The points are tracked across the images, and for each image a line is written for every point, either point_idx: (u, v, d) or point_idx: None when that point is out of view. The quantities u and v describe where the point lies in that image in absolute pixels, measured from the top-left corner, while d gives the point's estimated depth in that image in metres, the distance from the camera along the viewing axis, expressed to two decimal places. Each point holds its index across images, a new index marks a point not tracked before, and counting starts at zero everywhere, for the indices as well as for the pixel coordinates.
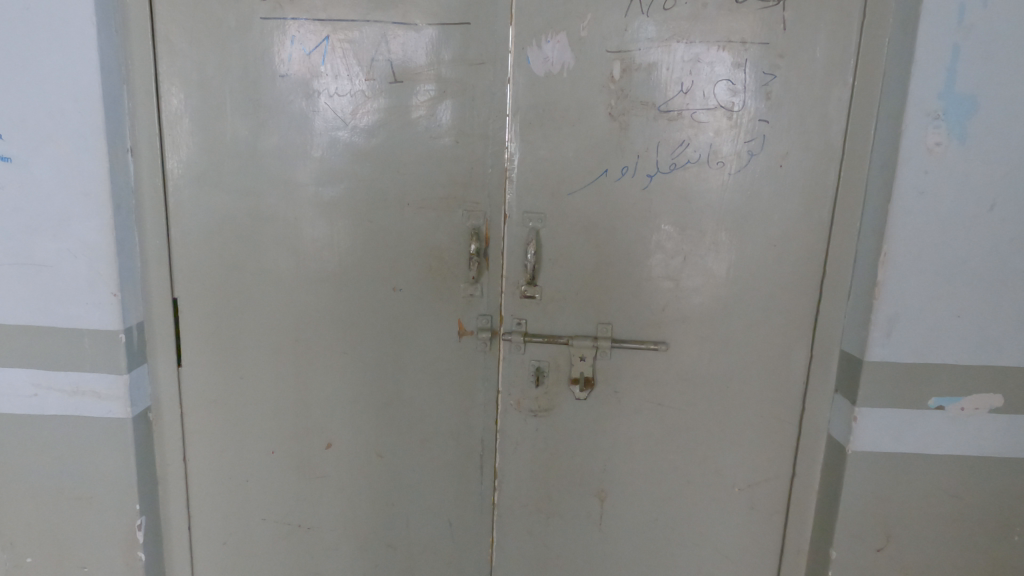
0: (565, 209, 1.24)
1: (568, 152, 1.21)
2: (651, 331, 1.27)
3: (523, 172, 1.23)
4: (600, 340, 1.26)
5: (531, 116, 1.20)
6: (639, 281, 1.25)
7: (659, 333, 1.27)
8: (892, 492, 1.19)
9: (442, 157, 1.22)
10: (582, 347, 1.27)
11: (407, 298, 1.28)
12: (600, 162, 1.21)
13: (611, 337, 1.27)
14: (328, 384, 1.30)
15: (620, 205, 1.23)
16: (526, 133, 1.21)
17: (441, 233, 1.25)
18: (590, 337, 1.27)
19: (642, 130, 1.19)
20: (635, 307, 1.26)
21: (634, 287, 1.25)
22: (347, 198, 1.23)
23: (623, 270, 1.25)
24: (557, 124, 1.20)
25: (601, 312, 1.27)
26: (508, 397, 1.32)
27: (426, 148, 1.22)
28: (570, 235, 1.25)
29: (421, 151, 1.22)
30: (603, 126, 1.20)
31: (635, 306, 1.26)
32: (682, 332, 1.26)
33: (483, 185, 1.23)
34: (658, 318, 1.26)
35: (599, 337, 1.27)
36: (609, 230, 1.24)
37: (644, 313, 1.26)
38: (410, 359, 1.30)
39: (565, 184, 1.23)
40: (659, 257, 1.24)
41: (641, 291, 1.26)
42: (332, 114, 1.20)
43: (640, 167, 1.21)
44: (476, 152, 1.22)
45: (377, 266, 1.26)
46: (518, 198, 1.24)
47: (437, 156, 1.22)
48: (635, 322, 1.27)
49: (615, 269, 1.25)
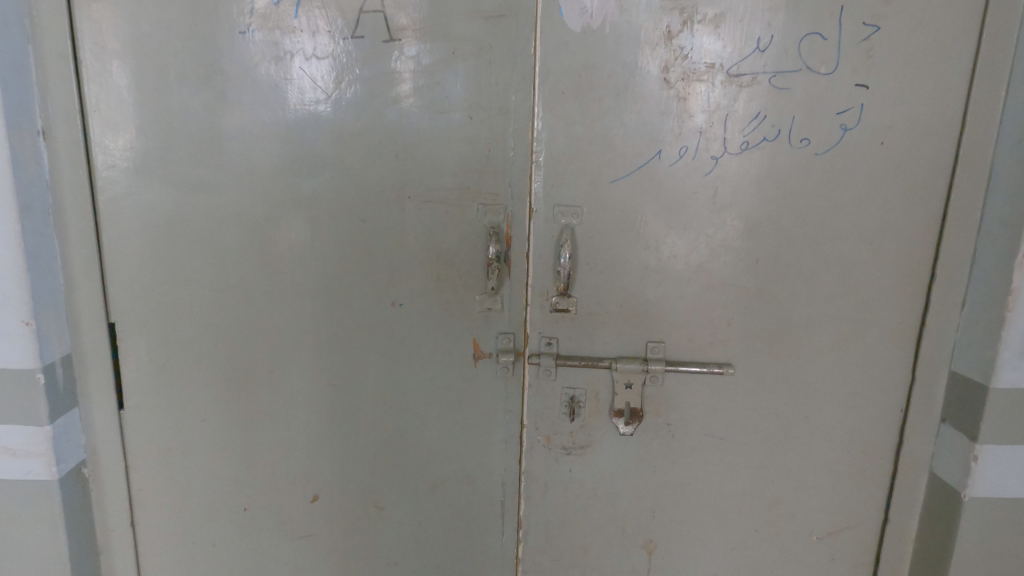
0: (607, 201, 0.99)
1: (611, 129, 0.97)
2: (713, 349, 1.03)
3: (554, 156, 0.98)
4: (651, 363, 1.02)
5: (564, 84, 0.95)
6: (699, 288, 1.01)
7: (722, 353, 1.03)
8: (1014, 543, 0.98)
9: (450, 137, 0.96)
10: (629, 371, 1.03)
11: (409, 316, 1.02)
12: (652, 141, 0.96)
13: (664, 358, 1.03)
14: (313, 423, 1.05)
15: (676, 195, 0.98)
16: (557, 105, 0.96)
17: (450, 235, 1.00)
18: (638, 360, 1.03)
19: (705, 101, 0.94)
20: (694, 321, 1.02)
21: (692, 297, 1.01)
22: (331, 191, 0.97)
23: (679, 275, 1.01)
24: (597, 94, 0.95)
25: (651, 328, 1.03)
26: (536, 431, 1.08)
27: (430, 126, 0.96)
28: (613, 234, 1.00)
29: (424, 130, 0.96)
30: (655, 95, 0.95)
31: (694, 319, 1.02)
32: (751, 351, 1.02)
33: (503, 172, 0.98)
34: (722, 335, 1.02)
35: (649, 359, 1.03)
36: (662, 226, 0.99)
37: (705, 328, 1.02)
38: (414, 389, 1.05)
39: (607, 170, 0.98)
40: (724, 260, 1.00)
41: (703, 301, 1.01)
42: (308, 84, 0.93)
43: (703, 147, 0.96)
44: (494, 131, 0.96)
45: (370, 277, 1.00)
46: (548, 188, 0.99)
47: (445, 137, 0.96)
48: (694, 341, 1.03)
49: (669, 275, 1.01)
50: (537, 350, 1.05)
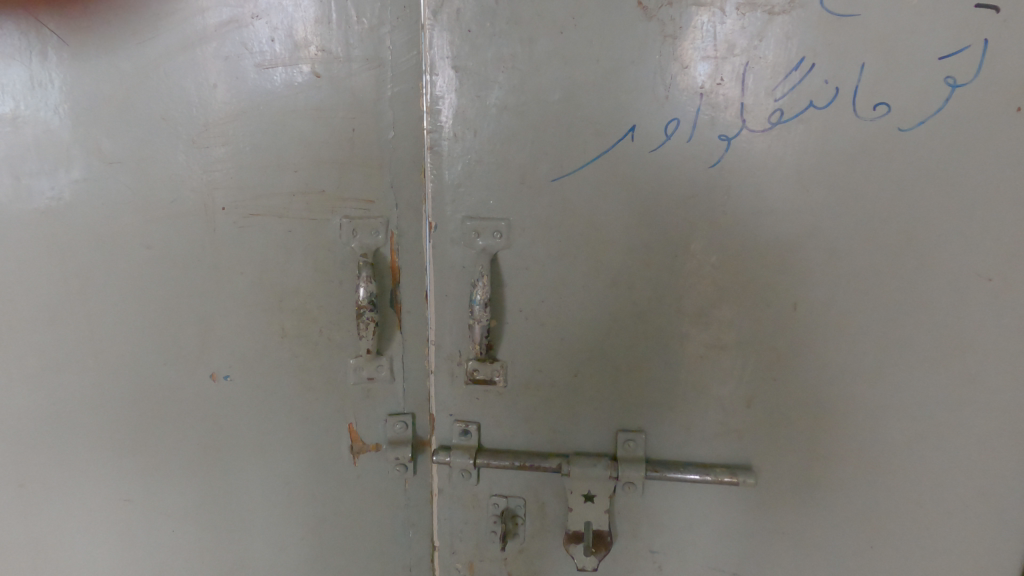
0: (549, 212, 0.61)
1: (552, 92, 0.58)
2: (722, 443, 0.65)
3: (461, 139, 0.60)
4: (622, 469, 0.64)
5: (470, 18, 0.57)
6: (699, 350, 0.63)
7: (736, 451, 0.65)
8: None
9: (282, 109, 0.59)
10: (589, 479, 0.66)
11: (239, 393, 0.65)
12: (619, 112, 0.58)
13: (645, 456, 0.66)
14: (94, 548, 0.70)
15: (661, 201, 0.60)
16: (461, 52, 0.58)
17: (296, 267, 0.63)
18: (603, 461, 0.66)
19: (710, 40, 0.56)
20: (691, 400, 0.64)
21: (686, 363, 0.64)
22: (88, 195, 0.61)
23: (667, 328, 0.63)
24: (526, 32, 0.57)
25: (623, 409, 0.66)
26: (452, 556, 0.72)
27: (244, 90, 0.59)
28: (560, 264, 0.63)
29: (234, 97, 0.59)
30: (623, 33, 0.56)
31: (691, 397, 0.64)
32: (780, 447, 0.64)
33: (378, 165, 0.61)
34: (735, 424, 0.64)
35: (620, 460, 0.66)
36: (638, 251, 0.61)
37: (708, 412, 0.64)
38: (255, 502, 0.69)
39: (548, 161, 0.60)
40: (740, 305, 0.62)
41: (705, 369, 0.64)
42: (30, 28, 0.58)
43: (705, 121, 0.57)
44: (357, 97, 0.59)
45: (171, 334, 0.64)
46: (453, 190, 0.62)
47: (273, 108, 0.59)
48: (691, 431, 0.65)
49: (651, 328, 0.63)
50: (449, 438, 0.68)
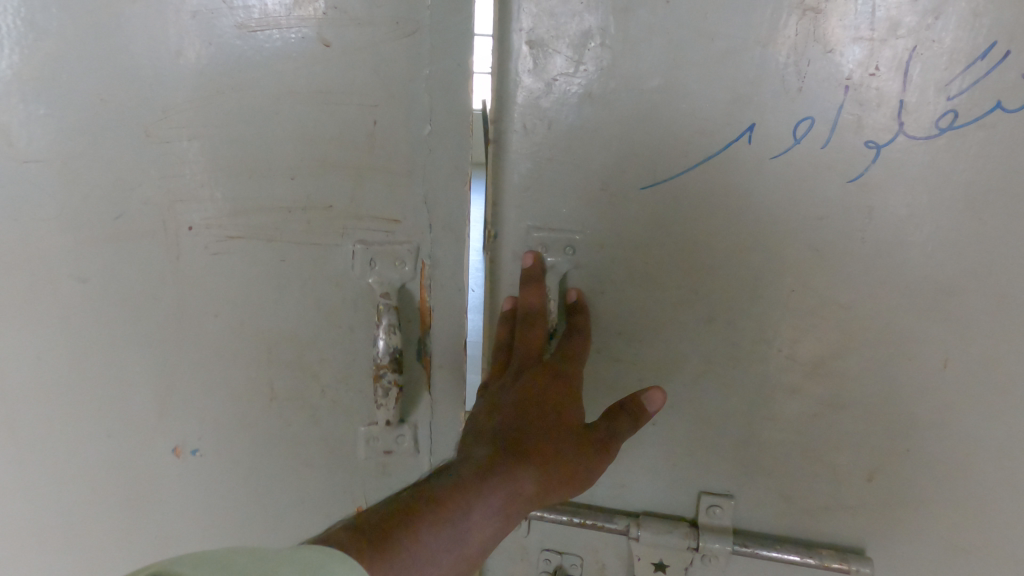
0: (634, 228, 0.50)
1: (644, 76, 0.46)
2: (834, 517, 0.53)
3: (529, 131, 0.49)
4: (701, 540, 0.54)
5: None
6: (814, 407, 0.51)
7: (853, 530, 0.53)
8: None
9: (279, 83, 0.43)
10: (661, 548, 0.55)
11: (228, 446, 0.52)
12: (735, 104, 0.45)
13: (733, 526, 0.55)
14: None
15: (780, 220, 0.47)
16: (536, 22, 0.46)
17: (294, 304, 0.47)
18: (681, 527, 0.55)
19: (869, 13, 0.42)
20: (798, 461, 0.52)
21: (792, 420, 0.51)
22: (43, 191, 0.49)
23: (777, 378, 0.51)
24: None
25: (710, 466, 0.54)
26: None
27: (220, 53, 0.43)
28: (643, 290, 0.51)
29: (207, 63, 0.44)
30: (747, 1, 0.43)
31: (797, 459, 0.52)
32: (910, 532, 0.52)
33: (407, 169, 0.44)
34: (851, 495, 0.52)
35: (702, 528, 0.55)
36: (745, 279, 0.49)
37: (817, 479, 0.52)
38: None
39: (637, 165, 0.48)
40: (872, 355, 0.49)
41: (819, 428, 0.51)
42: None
43: (849, 121, 0.44)
44: (383, 73, 0.42)
45: (149, 377, 0.52)
46: (514, 192, 0.50)
47: (265, 83, 0.43)
48: (795, 499, 0.53)
49: (756, 374, 0.51)
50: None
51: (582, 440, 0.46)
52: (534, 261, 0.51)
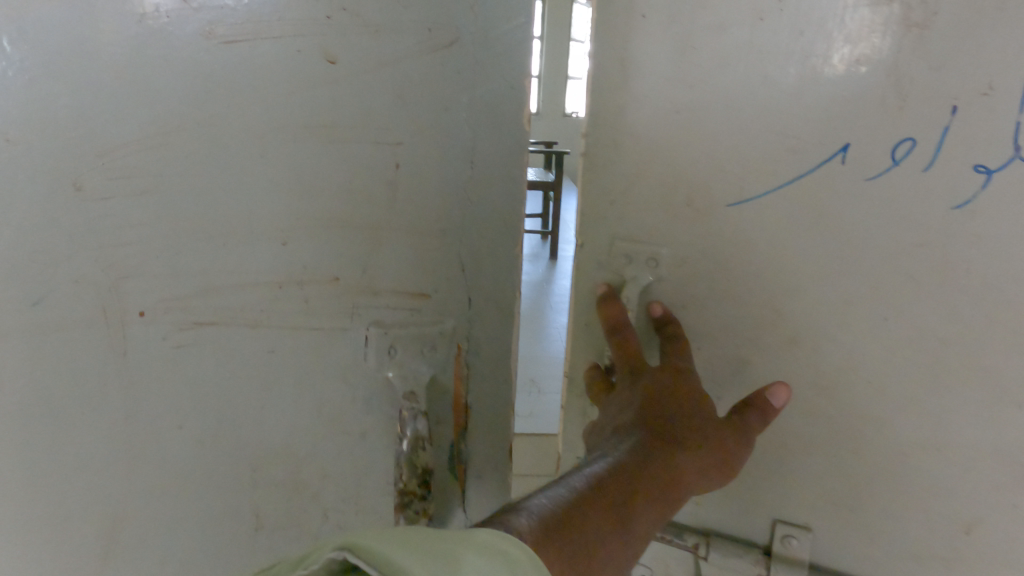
0: (721, 236, 0.62)
1: (722, 115, 0.59)
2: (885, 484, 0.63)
3: (625, 151, 0.63)
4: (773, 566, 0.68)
5: (670, 33, 0.59)
6: (873, 387, 0.61)
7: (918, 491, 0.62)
8: None
9: (302, 92, 0.54)
10: (728, 568, 0.70)
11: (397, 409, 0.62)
12: (827, 129, 0.56)
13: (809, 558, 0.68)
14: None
15: (873, 227, 0.57)
16: (662, 60, 0.60)
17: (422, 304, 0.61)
18: (752, 554, 0.69)
19: (970, 45, 0.50)
20: (823, 428, 0.64)
21: (857, 398, 0.62)
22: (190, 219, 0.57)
23: (839, 361, 0.61)
24: (715, 56, 0.57)
25: (784, 432, 0.66)
26: None
27: (240, 61, 0.53)
28: (706, 290, 0.64)
29: (221, 71, 0.53)
30: (792, 55, 0.55)
31: (837, 421, 0.63)
32: (966, 485, 0.60)
33: (418, 227, 0.58)
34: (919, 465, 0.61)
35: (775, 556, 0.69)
36: (786, 275, 0.61)
37: (882, 445, 0.62)
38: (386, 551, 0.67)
39: (718, 191, 0.61)
40: (925, 342, 0.58)
41: (841, 400, 0.62)
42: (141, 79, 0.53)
43: (955, 143, 0.53)
44: (477, 103, 0.57)
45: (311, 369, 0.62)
46: (599, 214, 0.67)
47: (280, 94, 0.54)
48: (856, 466, 0.64)
49: (793, 357, 0.63)
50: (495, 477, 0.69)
51: (697, 425, 0.60)
52: (607, 288, 0.67)
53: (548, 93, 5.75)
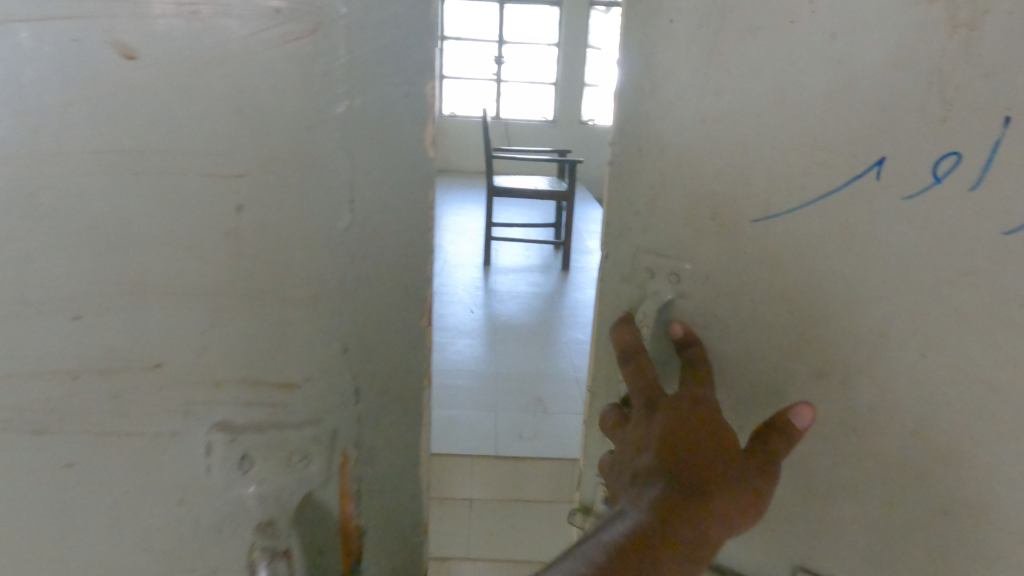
0: (747, 251, 0.58)
1: (747, 126, 0.55)
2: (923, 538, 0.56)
3: (648, 161, 0.61)
4: None
5: (693, 39, 0.56)
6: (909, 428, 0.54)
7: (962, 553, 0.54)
8: None
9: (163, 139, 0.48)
10: None
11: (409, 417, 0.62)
12: (859, 143, 0.50)
13: None
14: None
15: (909, 252, 0.51)
16: (686, 69, 0.57)
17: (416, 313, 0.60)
18: None
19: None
20: (853, 469, 0.58)
21: (892, 438, 0.55)
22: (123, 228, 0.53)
23: (872, 395, 0.55)
24: (741, 64, 0.54)
25: (813, 464, 0.60)
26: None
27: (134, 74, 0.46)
28: (731, 307, 0.61)
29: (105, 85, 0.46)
30: (815, 67, 0.51)
31: (871, 460, 0.57)
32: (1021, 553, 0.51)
33: (298, 302, 0.56)
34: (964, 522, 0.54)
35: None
36: (815, 296, 0.56)
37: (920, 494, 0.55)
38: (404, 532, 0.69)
39: (742, 204, 0.57)
40: (969, 384, 0.51)
41: (876, 439, 0.56)
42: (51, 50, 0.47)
43: (1007, 160, 0.46)
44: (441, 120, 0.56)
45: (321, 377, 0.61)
46: (622, 226, 0.65)
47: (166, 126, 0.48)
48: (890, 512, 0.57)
49: (825, 386, 0.57)
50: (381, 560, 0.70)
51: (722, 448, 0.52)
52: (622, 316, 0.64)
53: (566, 99, 5.73)
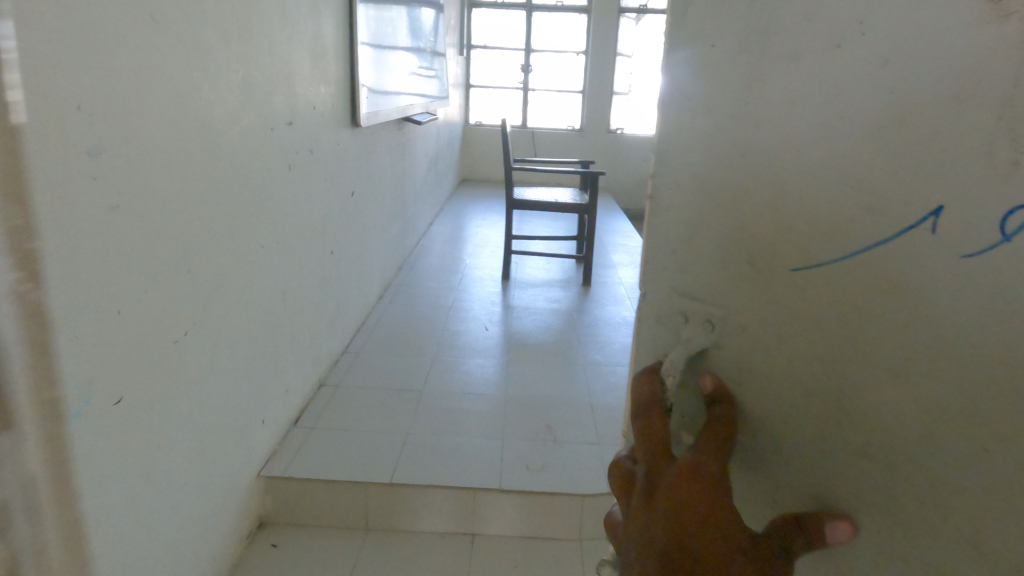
0: (783, 304, 0.50)
1: (791, 164, 0.48)
2: None
3: (683, 194, 0.55)
4: None
5: (734, 63, 0.50)
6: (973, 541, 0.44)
7: None
8: None
9: None
10: None
11: None
12: (919, 191, 0.42)
13: None
14: None
15: (982, 324, 0.41)
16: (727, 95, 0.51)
17: None
18: None
19: None
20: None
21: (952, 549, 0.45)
22: None
23: (932, 493, 0.45)
24: (784, 94, 0.48)
25: (856, 564, 0.51)
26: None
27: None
28: (765, 374, 0.52)
29: None
30: (864, 98, 0.44)
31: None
32: None
33: None
34: None
35: None
36: (863, 373, 0.47)
37: None
38: None
39: (782, 254, 0.49)
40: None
41: (930, 550, 0.46)
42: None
43: None
44: None
45: None
46: (658, 265, 0.58)
47: None
48: None
49: (874, 475, 0.48)
50: None
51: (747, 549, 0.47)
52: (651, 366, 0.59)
53: (592, 111, 5.67)
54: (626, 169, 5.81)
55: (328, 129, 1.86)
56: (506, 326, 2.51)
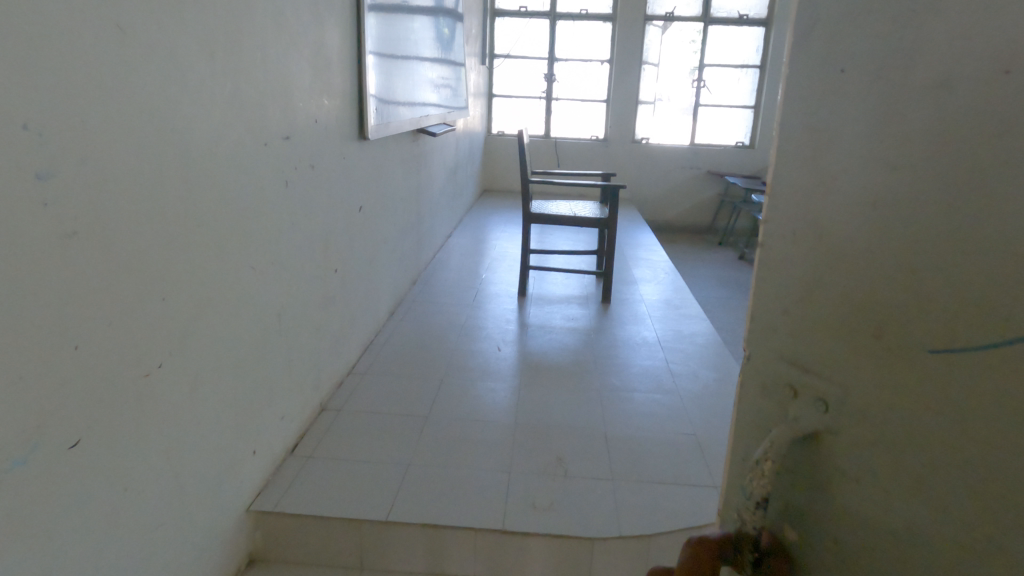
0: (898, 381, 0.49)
1: (913, 241, 0.47)
2: None
3: (797, 255, 0.56)
4: None
5: (867, 125, 0.49)
6: None
7: None
8: None
9: None
10: None
11: None
12: None
13: None
14: None
15: None
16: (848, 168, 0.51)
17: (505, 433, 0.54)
18: None
19: None
20: None
21: None
22: None
23: None
24: (905, 172, 0.47)
25: None
26: None
27: None
28: (882, 455, 0.50)
29: None
30: (995, 176, 0.42)
31: None
32: None
33: None
34: None
35: None
36: (986, 470, 0.44)
37: None
38: None
39: (911, 333, 0.47)
40: None
41: None
42: None
43: None
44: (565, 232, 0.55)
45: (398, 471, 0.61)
46: (773, 325, 0.59)
47: None
48: None
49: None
50: None
51: None
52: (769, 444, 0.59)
53: (616, 121, 5.56)
54: (651, 180, 5.67)
55: (333, 143, 1.79)
56: (521, 345, 2.41)
